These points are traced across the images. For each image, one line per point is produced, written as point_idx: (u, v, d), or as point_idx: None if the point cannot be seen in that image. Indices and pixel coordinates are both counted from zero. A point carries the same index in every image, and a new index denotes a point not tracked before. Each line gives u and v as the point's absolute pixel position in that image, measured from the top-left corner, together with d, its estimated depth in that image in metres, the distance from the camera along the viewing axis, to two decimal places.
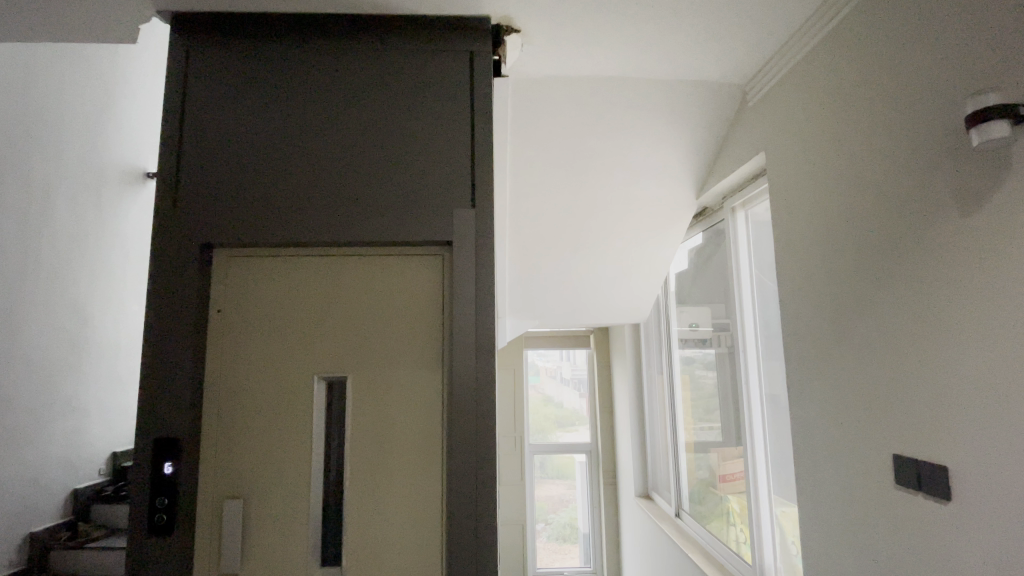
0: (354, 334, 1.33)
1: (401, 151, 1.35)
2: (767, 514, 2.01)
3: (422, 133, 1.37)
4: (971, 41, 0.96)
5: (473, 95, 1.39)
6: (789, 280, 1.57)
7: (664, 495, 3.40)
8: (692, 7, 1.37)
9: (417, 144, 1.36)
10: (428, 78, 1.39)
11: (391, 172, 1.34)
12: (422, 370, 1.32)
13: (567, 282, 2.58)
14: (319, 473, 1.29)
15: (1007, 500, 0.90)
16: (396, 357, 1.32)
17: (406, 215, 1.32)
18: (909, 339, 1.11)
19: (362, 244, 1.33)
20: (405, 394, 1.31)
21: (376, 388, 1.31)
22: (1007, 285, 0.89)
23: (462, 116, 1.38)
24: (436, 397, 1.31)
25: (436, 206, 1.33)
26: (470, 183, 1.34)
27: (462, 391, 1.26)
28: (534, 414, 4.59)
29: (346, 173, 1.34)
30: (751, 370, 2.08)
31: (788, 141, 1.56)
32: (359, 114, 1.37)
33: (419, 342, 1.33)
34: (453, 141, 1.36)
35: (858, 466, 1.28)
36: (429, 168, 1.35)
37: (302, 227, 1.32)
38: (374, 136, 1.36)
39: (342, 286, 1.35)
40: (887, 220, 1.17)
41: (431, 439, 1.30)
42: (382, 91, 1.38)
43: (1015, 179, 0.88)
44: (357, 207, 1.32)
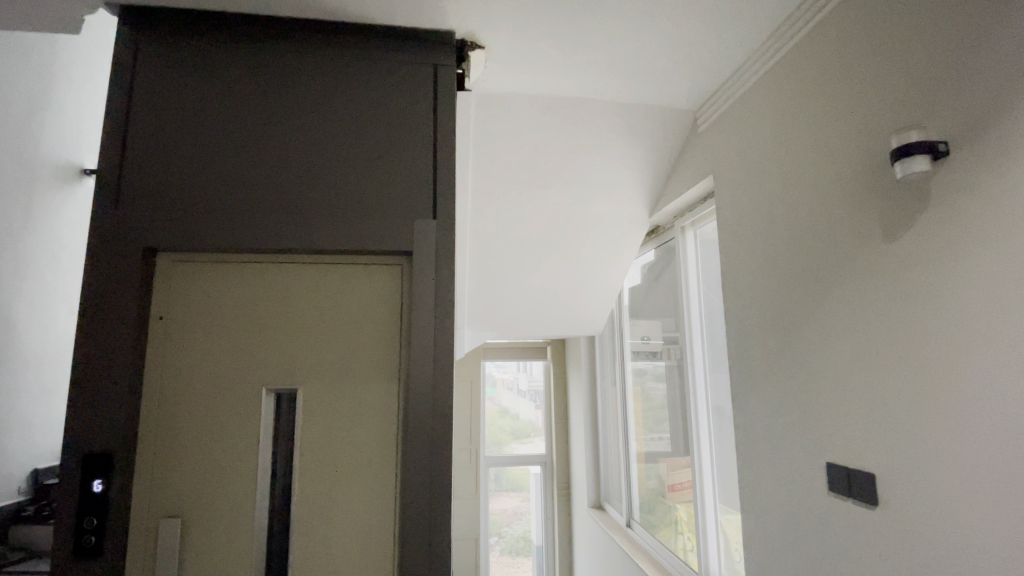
0: (307, 343, 1.30)
1: (362, 160, 1.34)
2: (712, 521, 2.08)
3: (385, 143, 1.36)
4: (894, 84, 1.07)
5: (437, 106, 1.40)
6: (733, 297, 1.66)
7: (616, 505, 3.46)
8: (651, 34, 1.44)
9: (379, 154, 1.35)
10: (391, 88, 1.39)
11: (352, 181, 1.33)
12: (378, 380, 1.30)
13: (525, 294, 2.60)
14: (265, 489, 1.24)
15: (926, 503, 0.98)
16: (350, 368, 1.30)
17: (367, 225, 1.31)
18: (842, 355, 1.19)
19: (319, 251, 1.31)
20: (360, 405, 1.28)
21: (329, 400, 1.28)
22: (926, 306, 0.98)
23: (425, 127, 1.38)
24: (392, 408, 1.30)
25: (396, 216, 1.32)
26: (431, 195, 1.35)
27: (419, 404, 1.24)
28: (490, 426, 4.58)
29: (304, 181, 1.32)
30: (699, 382, 2.18)
31: (734, 167, 1.67)
32: (320, 122, 1.35)
33: (377, 352, 1.31)
34: (416, 152, 1.37)
35: (794, 474, 1.36)
36: (390, 178, 1.34)
37: (256, 234, 1.28)
38: (334, 142, 1.35)
39: (297, 296, 1.31)
40: (823, 243, 1.26)
41: (385, 451, 1.28)
42: (344, 98, 1.37)
43: (932, 209, 0.98)
44: (315, 216, 1.30)
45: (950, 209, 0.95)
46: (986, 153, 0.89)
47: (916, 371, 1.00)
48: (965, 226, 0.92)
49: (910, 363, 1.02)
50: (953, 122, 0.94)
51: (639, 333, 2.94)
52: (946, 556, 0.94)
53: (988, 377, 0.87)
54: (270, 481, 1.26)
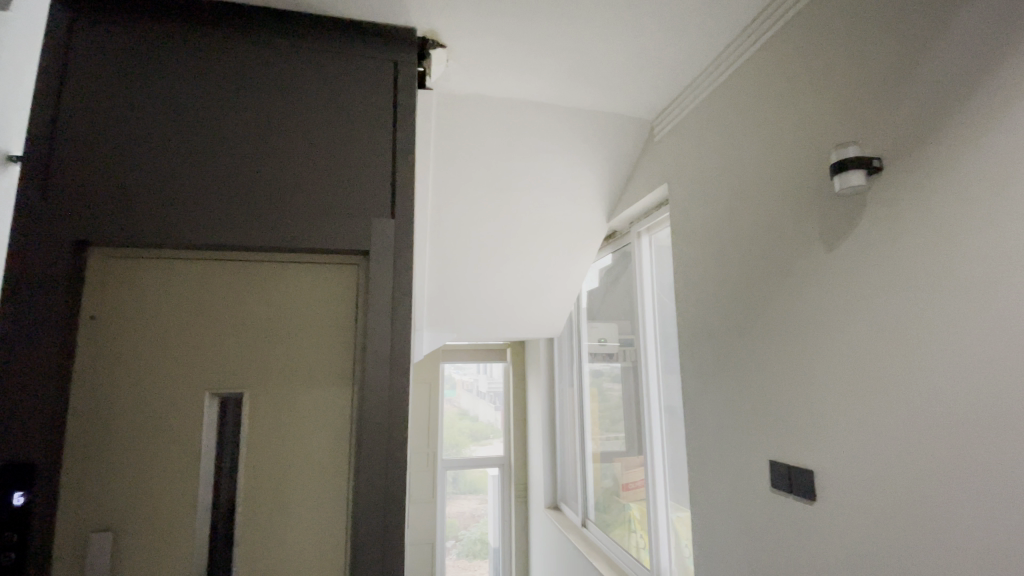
0: (255, 345, 1.24)
1: (318, 157, 1.30)
2: (663, 519, 2.14)
3: (342, 139, 1.33)
4: (833, 102, 1.14)
5: (396, 103, 1.37)
6: (685, 301, 1.72)
7: (571, 505, 3.50)
8: (611, 43, 1.47)
9: (336, 151, 1.32)
10: (349, 83, 1.36)
11: (307, 178, 1.29)
12: (332, 383, 1.27)
13: (485, 296, 2.60)
14: (207, 498, 1.18)
15: (859, 497, 1.05)
16: (301, 371, 1.26)
17: (321, 224, 1.27)
18: (786, 358, 1.26)
19: (269, 249, 1.26)
20: (311, 409, 1.24)
21: (278, 404, 1.23)
22: (861, 310, 1.05)
23: (384, 125, 1.36)
24: (345, 412, 1.26)
25: (353, 214, 1.29)
26: (389, 193, 1.32)
27: (373, 407, 1.21)
28: (448, 428, 4.55)
29: (256, 176, 1.26)
30: (653, 384, 2.24)
31: (687, 174, 1.72)
32: (273, 115, 1.30)
33: (330, 354, 1.28)
34: (374, 150, 1.34)
35: (741, 471, 1.42)
36: (347, 176, 1.31)
37: (202, 230, 1.21)
38: (288, 137, 1.30)
39: (245, 296, 1.26)
40: (768, 251, 1.32)
41: (337, 456, 1.24)
42: (299, 91, 1.33)
43: (867, 221, 1.04)
44: (267, 213, 1.25)
45: (881, 221, 1.01)
46: (912, 168, 0.95)
47: (851, 372, 1.07)
48: (893, 237, 0.98)
49: (846, 366, 1.08)
50: (885, 140, 1.01)
51: (596, 335, 2.99)
52: (878, 546, 1.00)
53: (914, 377, 0.93)
54: (213, 492, 1.20)
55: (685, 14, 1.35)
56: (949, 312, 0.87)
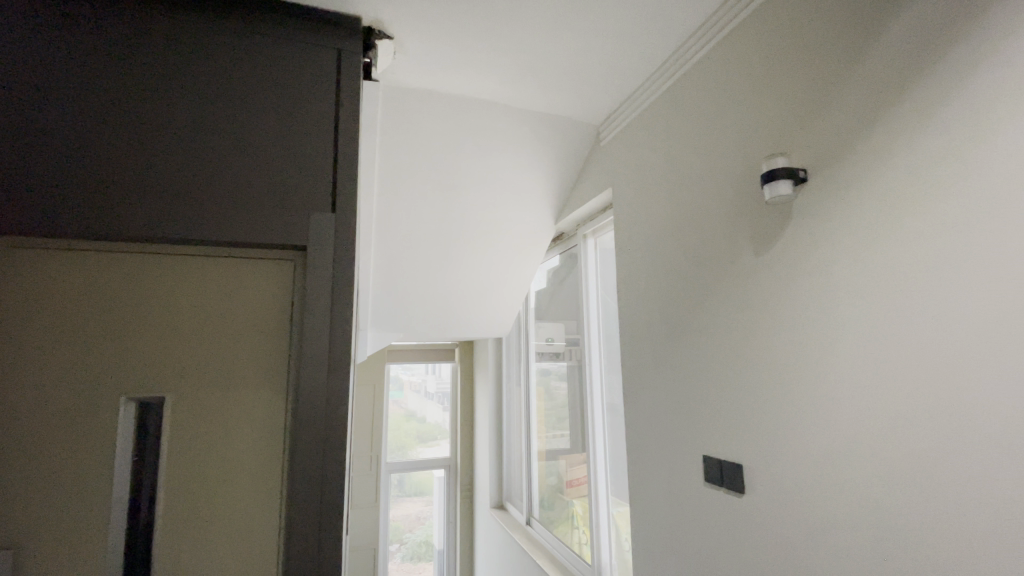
0: (177, 350, 1.09)
1: (250, 142, 1.18)
2: (604, 515, 2.19)
3: (278, 124, 1.22)
4: (764, 114, 1.20)
5: (339, 92, 1.30)
6: (627, 302, 1.77)
7: (517, 504, 3.51)
8: (559, 44, 1.48)
9: (270, 136, 1.20)
10: (290, 69, 1.26)
11: (237, 164, 1.16)
12: (263, 389, 1.14)
13: (432, 295, 2.56)
14: (118, 523, 1.01)
15: (785, 488, 1.11)
16: (230, 372, 1.13)
17: (252, 215, 1.15)
18: (719, 357, 1.32)
19: (190, 240, 1.11)
20: (241, 416, 1.12)
21: (202, 414, 1.09)
22: (787, 313, 1.11)
23: (326, 114, 1.27)
24: (279, 416, 1.15)
25: (289, 205, 1.19)
26: (331, 181, 1.23)
27: (309, 411, 1.12)
28: (394, 430, 4.42)
29: (174, 159, 1.11)
30: (596, 382, 2.29)
31: (632, 178, 1.76)
32: (203, 96, 1.16)
33: (262, 356, 1.16)
34: (314, 138, 1.24)
35: (677, 467, 1.47)
36: (283, 164, 1.20)
37: (104, 218, 1.04)
38: (220, 120, 1.17)
39: (161, 290, 1.10)
40: (703, 255, 1.38)
41: (269, 470, 1.12)
42: (234, 72, 1.20)
43: (792, 227, 1.11)
44: (186, 200, 1.10)
45: (808, 228, 1.07)
46: (834, 179, 1.02)
47: (779, 370, 1.13)
48: (816, 244, 1.05)
49: (777, 364, 1.14)
50: (808, 153, 1.08)
51: (543, 335, 3.03)
52: (803, 536, 1.06)
53: (837, 374, 1.00)
54: (127, 514, 1.03)
55: (631, 22, 1.38)
56: (867, 314, 0.94)
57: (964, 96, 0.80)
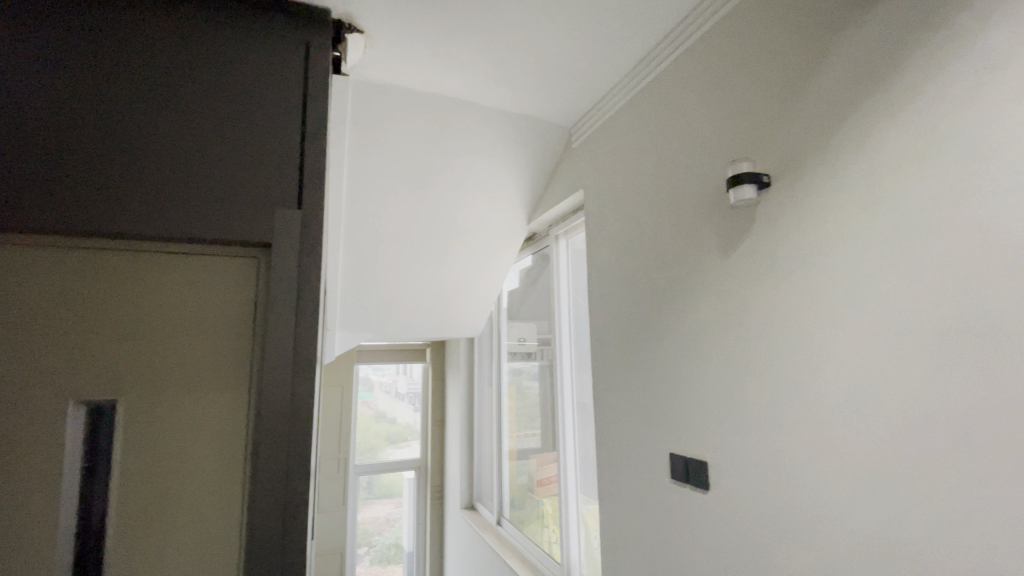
0: (126, 357, 0.97)
1: (208, 130, 1.08)
2: (574, 514, 2.20)
3: (240, 112, 1.12)
4: (730, 120, 1.23)
5: (310, 81, 1.20)
6: (597, 303, 1.78)
7: (488, 505, 3.50)
8: (533, 44, 1.48)
9: (230, 124, 1.10)
10: (260, 58, 1.17)
11: (193, 154, 1.05)
12: (223, 399, 1.02)
13: (404, 294, 2.53)
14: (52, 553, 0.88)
15: (748, 484, 1.14)
16: (182, 378, 1.00)
17: (210, 209, 1.04)
18: (686, 357, 1.34)
19: (138, 238, 1.00)
20: (197, 427, 1.00)
21: (154, 429, 0.97)
22: (752, 314, 1.15)
23: (296, 105, 1.17)
24: (239, 424, 1.03)
25: (251, 197, 1.08)
26: (297, 172, 1.13)
27: (271, 417, 1.01)
28: (363, 432, 4.38)
29: (129, 149, 1.01)
30: (567, 382, 2.31)
31: (604, 179, 1.78)
32: (166, 83, 1.07)
33: (222, 363, 1.04)
34: (279, 126, 1.14)
35: (645, 465, 1.49)
36: (244, 154, 1.10)
37: (42, 215, 0.94)
38: (183, 109, 1.07)
39: (110, 290, 0.98)
40: (671, 257, 1.41)
41: (228, 487, 1.00)
42: (202, 60, 1.11)
43: (757, 231, 1.15)
44: (134, 193, 1.00)
45: (771, 232, 1.11)
46: (797, 185, 1.05)
47: (744, 370, 1.16)
48: (780, 247, 1.08)
49: (742, 364, 1.17)
50: (772, 159, 1.11)
51: (515, 335, 3.04)
52: (763, 530, 1.09)
53: (799, 374, 1.03)
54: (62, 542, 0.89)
55: (602, 25, 1.40)
56: (828, 316, 0.97)
57: (916, 109, 0.84)
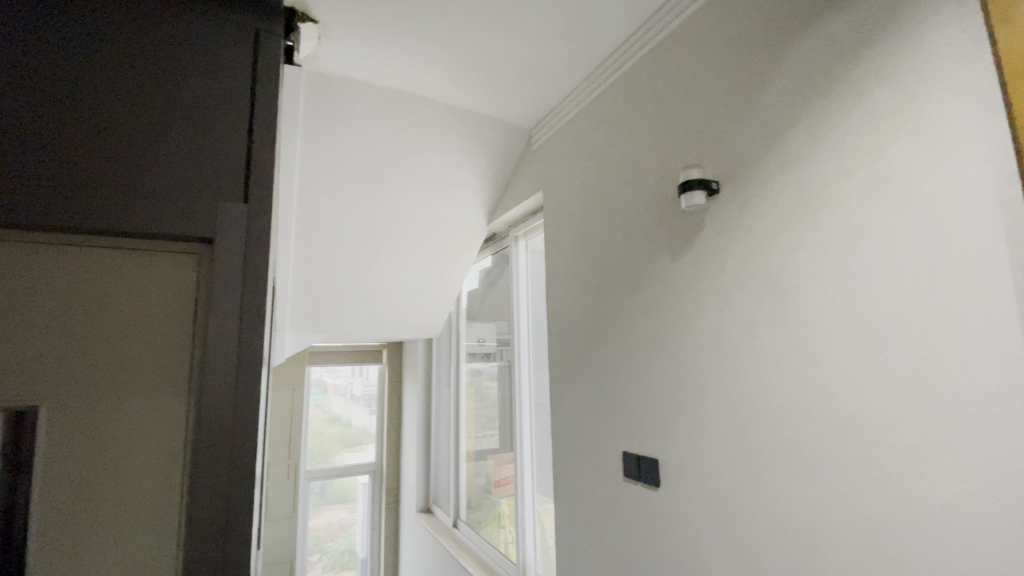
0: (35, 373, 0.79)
1: (136, 100, 0.90)
2: (530, 514, 2.21)
3: (175, 80, 0.94)
4: (683, 128, 1.27)
5: (258, 57, 1.02)
6: (554, 304, 1.79)
7: (444, 507, 3.46)
8: (493, 43, 1.47)
9: (164, 94, 0.92)
10: (203, 26, 0.99)
11: (119, 129, 0.88)
12: (154, 418, 0.86)
13: (359, 293, 2.46)
14: None
15: (697, 480, 1.17)
16: (107, 390, 0.84)
17: (138, 197, 0.87)
18: (639, 358, 1.37)
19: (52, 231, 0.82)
20: (126, 447, 0.83)
21: (69, 456, 0.80)
22: (703, 315, 1.18)
23: (241, 83, 0.99)
24: (176, 439, 0.87)
25: (190, 182, 0.91)
26: (244, 158, 0.96)
27: (209, 439, 0.86)
28: (315, 436, 4.23)
29: (39, 125, 0.82)
30: (524, 382, 2.32)
31: (562, 181, 1.79)
32: (88, 46, 0.88)
33: (155, 375, 0.87)
34: (224, 98, 0.97)
35: (599, 464, 1.51)
36: (181, 130, 0.93)
37: None
38: (108, 80, 0.88)
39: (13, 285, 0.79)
40: (625, 260, 1.44)
41: (161, 514, 0.84)
42: (133, 22, 0.92)
43: (707, 235, 1.19)
44: (38, 176, 0.81)
45: (720, 236, 1.15)
46: (745, 191, 1.10)
47: (696, 369, 1.19)
48: (731, 252, 1.12)
49: (693, 364, 1.20)
50: (721, 166, 1.16)
51: (474, 336, 3.02)
52: (711, 524, 1.13)
53: (745, 373, 1.07)
54: None
55: (561, 28, 1.41)
56: (775, 318, 1.02)
57: (854, 123, 0.89)
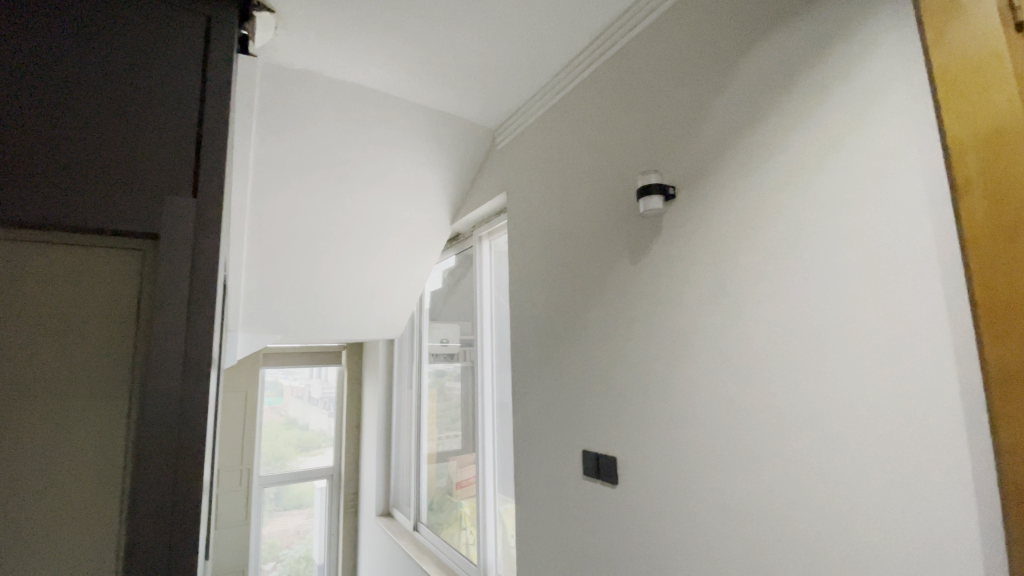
0: None
1: (77, 88, 0.84)
2: (492, 514, 2.21)
3: (120, 67, 0.88)
4: (643, 132, 1.30)
5: (210, 45, 0.97)
6: (517, 304, 1.79)
7: (405, 510, 3.41)
8: (457, 40, 1.46)
9: (108, 81, 0.87)
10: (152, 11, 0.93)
11: (56, 117, 0.81)
12: (91, 424, 0.79)
13: (318, 292, 2.39)
14: None
15: (654, 476, 1.20)
16: (42, 396, 0.77)
17: (77, 190, 0.81)
18: (599, 358, 1.39)
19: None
20: (62, 456, 0.76)
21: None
22: (661, 316, 1.21)
23: (192, 73, 0.94)
24: (116, 448, 0.80)
25: (134, 174, 0.85)
26: (194, 150, 0.91)
27: (154, 448, 0.79)
28: (270, 441, 4.08)
29: None
30: (487, 383, 2.31)
31: (525, 183, 1.80)
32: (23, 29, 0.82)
33: (92, 379, 0.80)
34: (171, 85, 0.91)
35: (559, 463, 1.53)
36: (126, 120, 0.87)
37: None
38: (46, 66, 0.82)
39: None
40: (586, 261, 1.46)
41: (95, 527, 0.77)
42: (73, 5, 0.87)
43: (665, 238, 1.22)
44: None
45: (677, 239, 1.18)
46: (701, 196, 1.13)
47: (654, 369, 1.22)
48: (687, 255, 1.16)
49: (651, 364, 1.23)
50: (679, 171, 1.19)
51: (437, 336, 2.99)
52: (667, 519, 1.16)
53: (701, 373, 1.10)
54: None
55: (525, 30, 1.42)
56: (728, 320, 1.05)
57: (802, 133, 0.94)
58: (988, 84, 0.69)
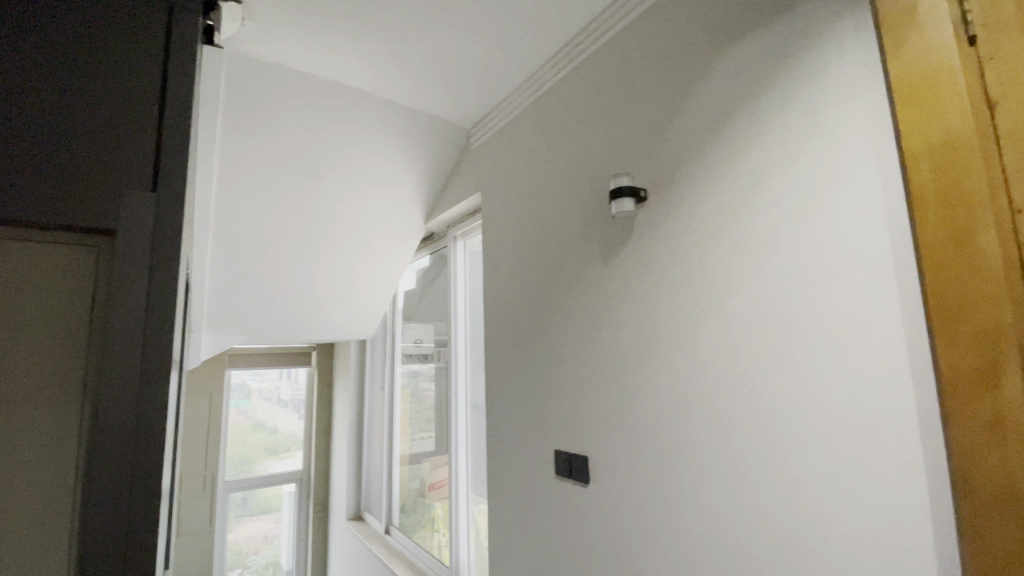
0: None
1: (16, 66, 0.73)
2: (464, 516, 2.20)
3: (69, 36, 0.77)
4: (615, 134, 1.31)
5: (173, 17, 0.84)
6: (491, 304, 1.78)
7: (376, 513, 3.36)
8: (430, 38, 1.45)
9: (52, 58, 0.75)
10: None
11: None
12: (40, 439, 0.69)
13: (286, 291, 2.34)
14: None
15: (624, 476, 1.21)
16: None
17: (25, 180, 0.71)
18: (572, 358, 1.40)
19: None
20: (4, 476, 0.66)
21: None
22: (632, 317, 1.22)
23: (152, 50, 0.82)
24: (68, 460, 0.70)
25: (81, 165, 0.74)
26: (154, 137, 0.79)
27: (109, 467, 0.69)
28: (235, 444, 3.97)
29: None
30: (460, 383, 2.30)
31: (499, 182, 1.79)
32: None
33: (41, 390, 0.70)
34: (129, 55, 0.80)
35: (532, 463, 1.52)
36: (79, 96, 0.76)
37: None
38: None
39: None
40: (559, 262, 1.47)
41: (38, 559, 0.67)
42: None
43: (636, 240, 1.23)
44: None
45: (648, 241, 1.20)
46: (671, 199, 1.15)
47: (625, 369, 1.23)
48: (657, 256, 1.17)
49: (623, 365, 1.24)
50: (650, 174, 1.20)
51: (411, 337, 2.96)
52: (637, 518, 1.17)
53: (670, 373, 1.12)
54: None
55: (499, 29, 1.42)
56: (697, 322, 1.07)
57: (767, 140, 0.96)
58: (942, 96, 0.72)
